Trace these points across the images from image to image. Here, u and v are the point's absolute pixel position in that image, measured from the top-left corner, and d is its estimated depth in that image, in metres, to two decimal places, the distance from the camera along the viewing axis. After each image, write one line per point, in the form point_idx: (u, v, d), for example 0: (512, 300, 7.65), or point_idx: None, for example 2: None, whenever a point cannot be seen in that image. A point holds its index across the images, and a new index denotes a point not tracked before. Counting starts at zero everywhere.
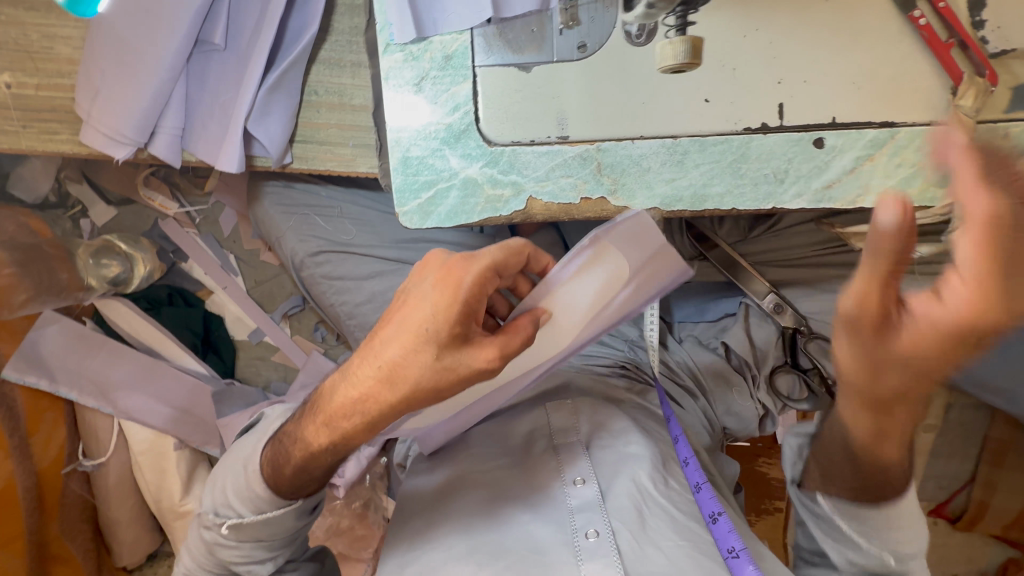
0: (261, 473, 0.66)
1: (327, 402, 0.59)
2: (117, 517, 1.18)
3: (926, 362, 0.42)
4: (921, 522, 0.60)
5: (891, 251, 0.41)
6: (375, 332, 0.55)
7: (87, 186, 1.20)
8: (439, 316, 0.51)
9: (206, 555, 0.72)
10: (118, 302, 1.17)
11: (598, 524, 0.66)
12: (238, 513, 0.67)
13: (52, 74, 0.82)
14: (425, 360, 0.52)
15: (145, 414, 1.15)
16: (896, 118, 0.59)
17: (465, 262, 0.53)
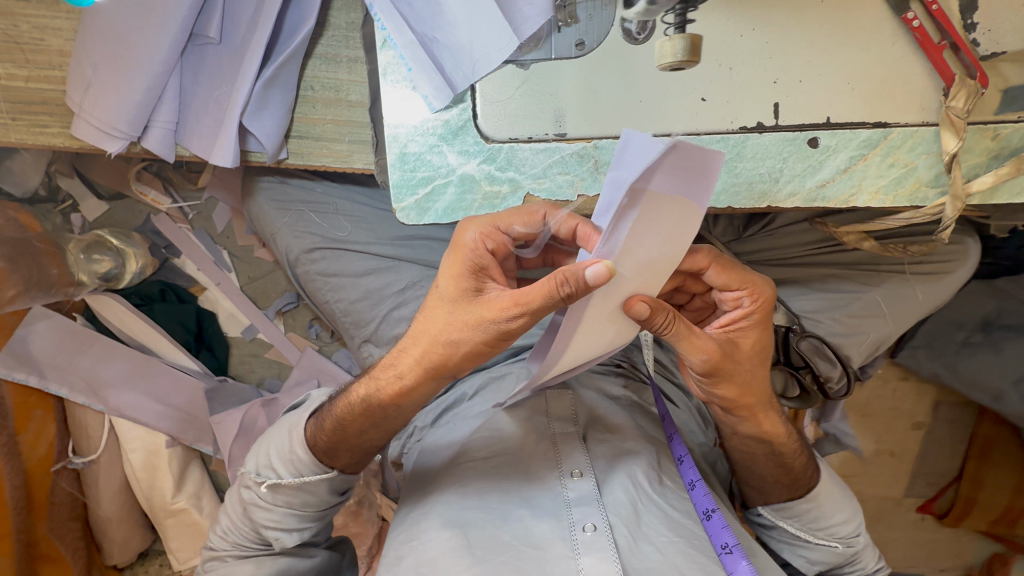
0: (304, 432, 0.68)
1: (381, 365, 0.62)
2: (108, 516, 1.17)
3: (763, 348, 0.65)
4: (846, 507, 0.74)
5: (674, 319, 0.55)
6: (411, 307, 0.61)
7: (78, 181, 1.18)
8: (447, 274, 0.55)
9: (241, 516, 0.73)
10: (111, 300, 1.17)
11: (594, 518, 0.66)
12: (277, 474, 0.69)
13: (43, 66, 0.81)
14: (441, 317, 0.54)
15: (137, 410, 1.15)
16: (889, 119, 0.60)
17: (466, 224, 0.56)
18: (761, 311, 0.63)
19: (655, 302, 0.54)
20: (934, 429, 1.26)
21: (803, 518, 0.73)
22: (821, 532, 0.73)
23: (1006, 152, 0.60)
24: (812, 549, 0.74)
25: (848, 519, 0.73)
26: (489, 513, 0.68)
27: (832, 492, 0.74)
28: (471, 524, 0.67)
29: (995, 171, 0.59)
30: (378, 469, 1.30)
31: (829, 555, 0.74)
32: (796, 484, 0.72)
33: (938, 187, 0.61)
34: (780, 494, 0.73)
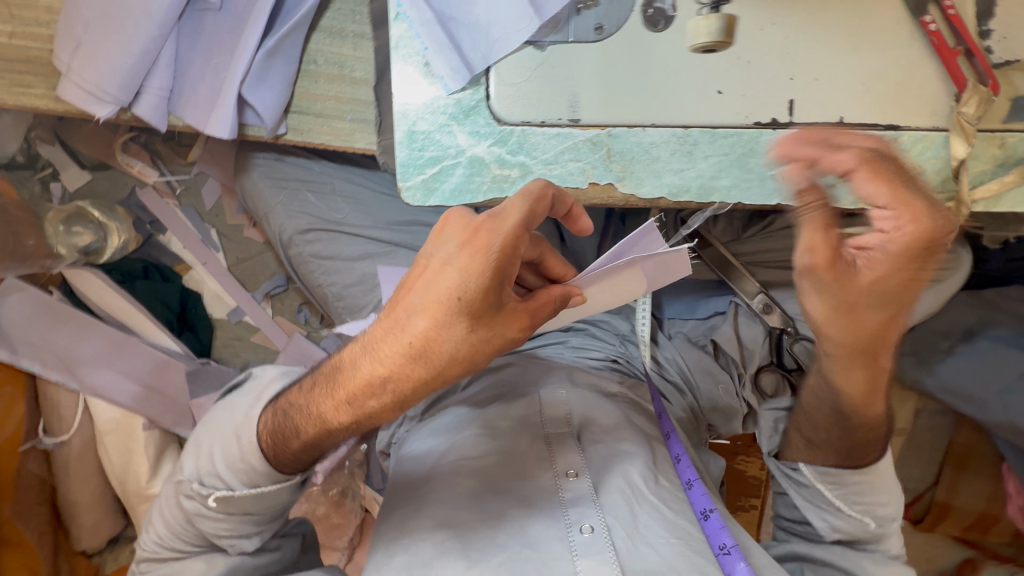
0: (258, 443, 0.65)
1: (347, 378, 0.55)
2: (77, 499, 1.13)
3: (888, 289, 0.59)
4: (894, 490, 0.75)
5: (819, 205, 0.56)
6: (398, 304, 0.52)
7: (60, 148, 1.13)
8: (469, 280, 0.49)
9: (182, 523, 0.70)
10: (89, 273, 1.11)
11: (592, 519, 0.66)
12: (227, 486, 0.67)
13: (28, 22, 0.76)
14: (458, 334, 0.50)
15: (113, 391, 1.10)
16: (902, 122, 0.61)
17: (495, 221, 0.50)
18: (907, 243, 0.55)
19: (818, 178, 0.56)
20: (915, 436, 1.29)
21: (846, 487, 0.75)
22: (859, 506, 0.75)
23: (1010, 162, 0.61)
24: (847, 523, 0.75)
25: (887, 501, 0.75)
26: (484, 514, 0.68)
27: (886, 476, 0.75)
28: (464, 527, 0.67)
29: (1000, 180, 0.60)
30: (363, 459, 1.28)
31: (856, 528, 0.75)
32: (851, 455, 0.74)
33: (946, 194, 0.61)
34: (830, 459, 0.75)
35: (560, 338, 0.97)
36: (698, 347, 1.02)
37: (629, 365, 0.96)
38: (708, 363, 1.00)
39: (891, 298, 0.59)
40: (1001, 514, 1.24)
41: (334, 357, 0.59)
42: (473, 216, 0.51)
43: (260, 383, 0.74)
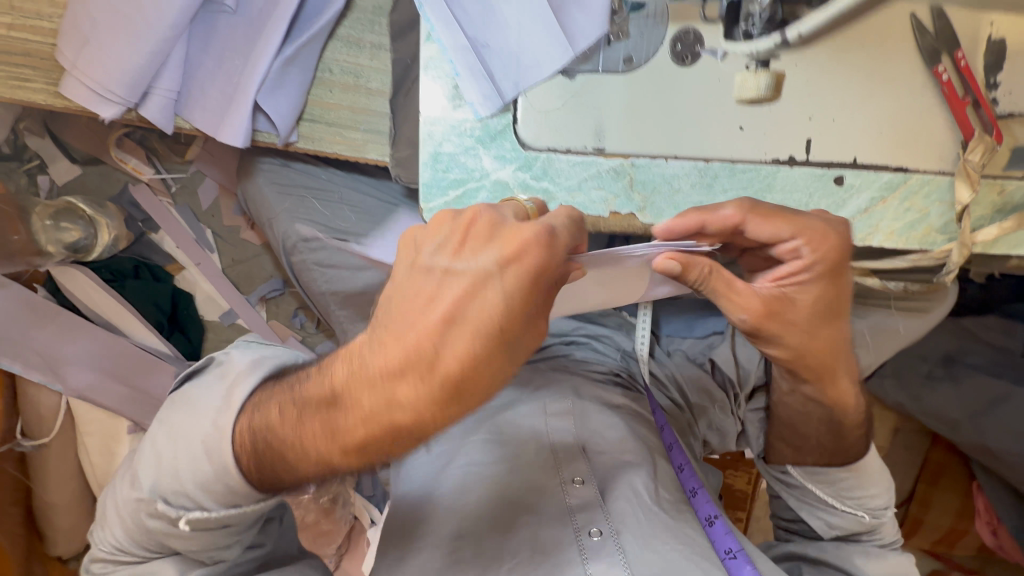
0: (223, 476, 0.54)
1: (350, 422, 0.46)
2: (55, 502, 1.08)
3: (827, 305, 0.61)
4: (886, 480, 0.78)
5: (710, 270, 0.55)
6: (421, 330, 0.44)
7: (49, 141, 1.08)
8: (513, 305, 0.44)
9: (146, 535, 0.61)
10: (77, 271, 1.07)
11: (599, 523, 0.70)
12: (200, 505, 0.56)
13: (29, 14, 0.73)
14: (495, 366, 0.44)
15: (97, 394, 1.07)
16: (910, 165, 0.63)
17: (540, 238, 0.45)
18: (825, 262, 0.59)
19: (684, 256, 0.54)
20: (892, 453, 1.34)
21: (836, 485, 0.77)
22: (851, 501, 0.77)
23: (1009, 208, 0.64)
24: (841, 519, 0.78)
25: (880, 493, 0.77)
26: (495, 522, 0.71)
27: (876, 469, 0.77)
28: (476, 534, 0.70)
29: (999, 225, 0.63)
30: None
31: (853, 523, 0.77)
32: (835, 454, 0.76)
33: (946, 235, 0.65)
34: (812, 459, 0.78)
35: (563, 352, 1.00)
36: (696, 365, 1.04)
37: (630, 380, 0.98)
38: (705, 380, 1.02)
39: (833, 310, 0.62)
40: (969, 530, 1.30)
41: (322, 384, 0.48)
42: (509, 231, 0.46)
43: (225, 371, 0.61)
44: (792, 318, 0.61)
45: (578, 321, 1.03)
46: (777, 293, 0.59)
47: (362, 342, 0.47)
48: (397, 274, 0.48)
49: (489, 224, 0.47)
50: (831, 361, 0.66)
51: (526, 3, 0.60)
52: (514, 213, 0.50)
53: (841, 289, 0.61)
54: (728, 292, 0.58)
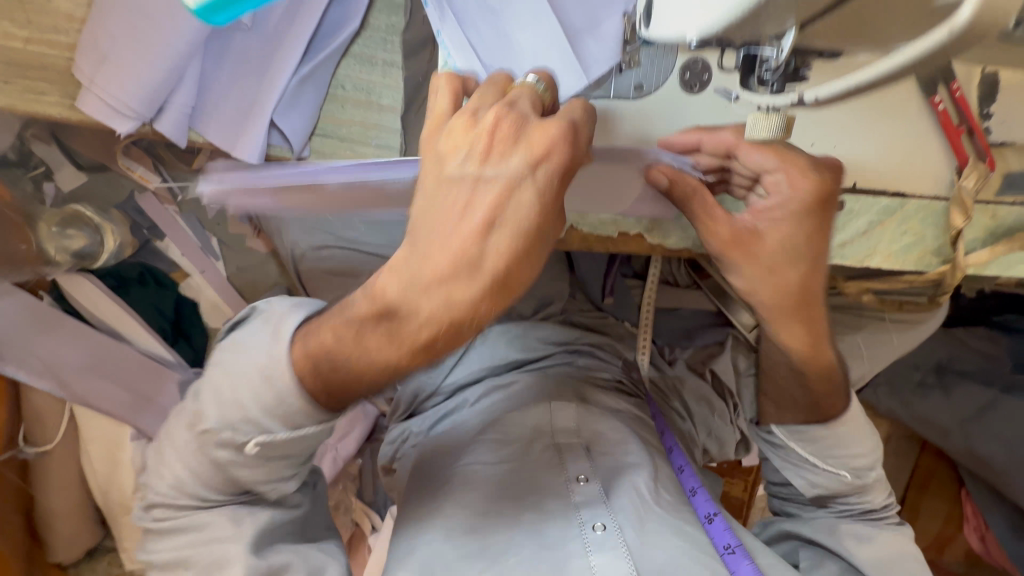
0: (299, 385, 0.58)
1: (412, 324, 0.52)
2: (54, 507, 1.09)
3: (797, 244, 0.63)
4: (869, 438, 0.81)
5: (694, 190, 0.62)
6: (462, 226, 0.50)
7: (56, 148, 1.08)
8: (544, 201, 0.50)
9: (211, 473, 0.64)
10: (84, 279, 1.07)
11: (603, 518, 0.73)
12: (267, 431, 0.60)
13: (46, 29, 0.74)
14: (532, 256, 0.52)
15: (103, 400, 1.07)
16: (906, 190, 0.66)
17: (558, 133, 0.50)
18: (809, 202, 0.61)
19: (676, 171, 0.62)
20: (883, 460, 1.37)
21: (817, 443, 0.80)
22: (832, 459, 0.81)
23: (999, 232, 0.67)
24: (823, 478, 0.81)
25: (863, 451, 0.80)
26: (501, 518, 0.74)
27: (857, 425, 0.80)
28: (483, 526, 0.73)
29: (990, 248, 0.66)
30: (358, 472, 1.30)
31: (834, 481, 0.81)
32: (815, 409, 0.79)
33: (941, 257, 0.68)
34: (799, 416, 0.81)
35: (567, 359, 1.00)
36: (697, 374, 1.07)
37: (634, 387, 1.02)
38: (705, 389, 1.04)
39: (808, 260, 0.64)
40: (955, 535, 1.34)
41: (376, 297, 0.53)
42: (533, 131, 0.50)
43: (269, 317, 0.64)
44: (759, 251, 0.64)
45: (580, 330, 1.05)
46: (746, 227, 0.64)
47: (405, 258, 0.52)
48: (428, 189, 0.52)
49: (513, 125, 0.51)
50: (806, 300, 0.67)
51: (541, 31, 0.62)
52: (531, 105, 0.53)
53: (820, 227, 0.63)
54: (701, 212, 0.63)
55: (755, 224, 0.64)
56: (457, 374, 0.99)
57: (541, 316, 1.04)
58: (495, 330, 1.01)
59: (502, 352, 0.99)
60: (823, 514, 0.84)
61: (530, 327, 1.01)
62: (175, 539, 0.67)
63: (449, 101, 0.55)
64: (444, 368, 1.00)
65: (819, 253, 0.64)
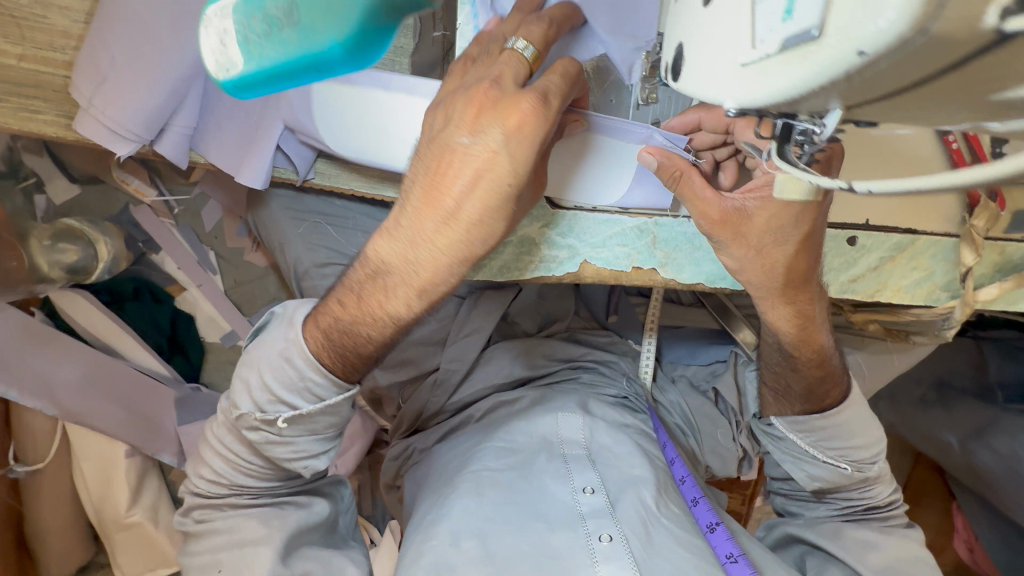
0: (320, 361, 0.60)
1: (405, 275, 0.56)
2: (47, 524, 1.06)
3: (785, 222, 0.58)
4: (872, 428, 0.75)
5: (682, 172, 0.58)
6: (441, 188, 0.53)
7: (48, 159, 1.06)
8: (521, 165, 0.52)
9: (249, 456, 0.68)
10: (78, 295, 1.06)
11: (610, 528, 0.70)
12: (292, 407, 0.62)
13: (42, 46, 0.71)
14: (505, 214, 0.54)
15: (98, 417, 1.02)
16: (919, 227, 0.66)
17: (533, 105, 0.50)
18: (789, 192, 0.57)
19: (667, 151, 0.59)
20: None
21: (816, 434, 0.75)
22: (831, 451, 0.75)
23: (1009, 267, 0.67)
24: (823, 471, 0.76)
25: (869, 442, 0.74)
26: (510, 525, 0.71)
27: (859, 418, 0.74)
28: (490, 534, 0.70)
29: (999, 284, 0.66)
30: (357, 486, 1.29)
31: (835, 475, 0.75)
32: (813, 399, 0.74)
33: (950, 292, 0.68)
34: (798, 407, 0.75)
35: (571, 375, 1.00)
36: (700, 393, 1.06)
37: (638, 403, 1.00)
38: (709, 408, 1.04)
39: (797, 234, 0.59)
40: (946, 547, 1.33)
41: (370, 260, 0.58)
42: (509, 100, 0.50)
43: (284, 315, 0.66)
44: (749, 233, 0.60)
45: (585, 347, 1.04)
46: (732, 205, 0.59)
47: (398, 222, 0.56)
48: (421, 151, 0.55)
49: (492, 94, 0.51)
50: (801, 279, 0.63)
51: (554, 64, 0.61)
52: (515, 80, 0.51)
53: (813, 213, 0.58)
54: (690, 194, 0.59)
55: (742, 207, 0.59)
56: (461, 393, 0.98)
57: (546, 332, 1.05)
58: (498, 348, 1.00)
59: (506, 370, 0.98)
60: (824, 511, 0.79)
61: (534, 344, 1.01)
62: (212, 539, 0.68)
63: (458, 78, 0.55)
64: (449, 387, 0.99)
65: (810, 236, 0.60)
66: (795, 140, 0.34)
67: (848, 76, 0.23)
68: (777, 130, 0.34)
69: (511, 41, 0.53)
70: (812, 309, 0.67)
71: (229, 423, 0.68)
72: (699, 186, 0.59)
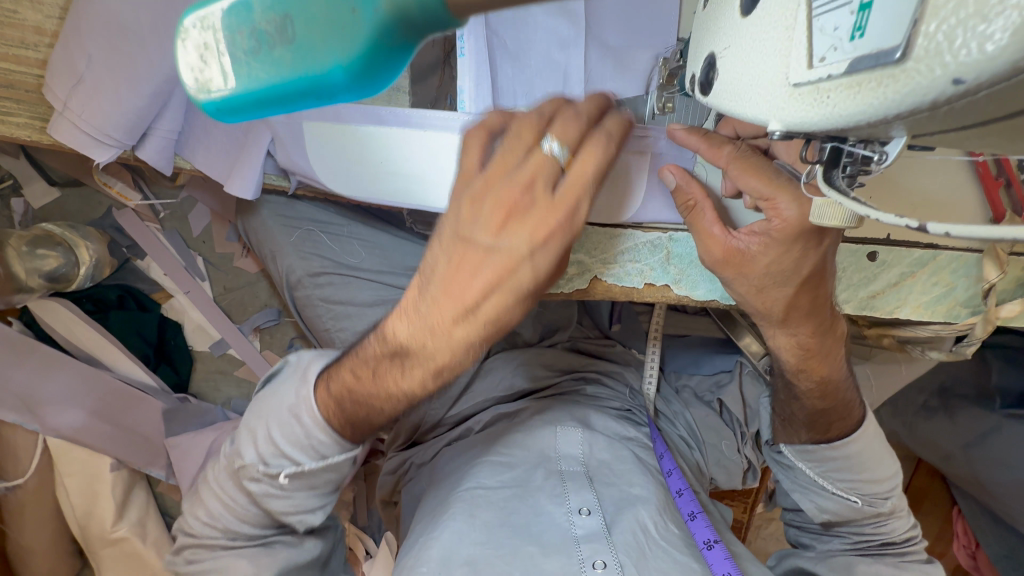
0: (331, 427, 0.59)
1: (420, 360, 0.54)
2: (28, 546, 0.99)
3: (788, 266, 0.54)
4: (889, 459, 0.72)
5: (696, 202, 0.55)
6: (461, 284, 0.50)
7: (25, 162, 1.02)
8: (542, 275, 0.50)
9: (247, 508, 0.64)
10: (57, 303, 1.02)
11: (605, 555, 0.66)
12: (295, 462, 0.60)
13: (13, 43, 0.66)
14: (524, 309, 0.53)
15: (79, 433, 0.98)
16: (941, 242, 0.62)
17: (566, 217, 0.48)
18: None
19: (687, 180, 0.56)
20: None
21: (825, 465, 0.72)
22: (840, 483, 0.73)
23: None
24: (831, 503, 0.73)
25: (885, 477, 0.72)
26: (501, 548, 0.66)
27: (874, 451, 0.71)
28: (482, 563, 0.64)
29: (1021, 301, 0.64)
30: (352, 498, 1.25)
31: (844, 508, 0.73)
32: (826, 429, 0.71)
33: (971, 308, 0.66)
34: (804, 435, 0.73)
35: (575, 386, 0.96)
36: (704, 403, 1.03)
37: (641, 413, 0.96)
38: (713, 419, 1.01)
39: (797, 276, 0.54)
40: (946, 552, 1.26)
41: (387, 340, 0.56)
42: (541, 213, 0.47)
43: (297, 366, 0.65)
44: (755, 271, 0.55)
45: (587, 357, 1.02)
46: (736, 243, 0.54)
47: (414, 303, 0.54)
48: (440, 240, 0.51)
49: (523, 203, 0.48)
50: (820, 301, 0.59)
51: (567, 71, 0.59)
52: (546, 180, 0.47)
53: (826, 257, 0.54)
54: (696, 231, 0.55)
55: (745, 246, 0.54)
56: (461, 406, 0.96)
57: (547, 342, 1.01)
58: (498, 359, 0.97)
59: (507, 382, 0.95)
60: (836, 545, 0.75)
61: (536, 354, 0.98)
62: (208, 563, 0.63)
63: (476, 151, 0.51)
64: (449, 400, 0.97)
65: (817, 276, 0.55)
66: (843, 165, 0.31)
67: (933, 106, 0.21)
68: (824, 154, 0.31)
69: (544, 140, 0.47)
70: (821, 334, 0.63)
71: (230, 468, 0.65)
72: (708, 228, 0.54)
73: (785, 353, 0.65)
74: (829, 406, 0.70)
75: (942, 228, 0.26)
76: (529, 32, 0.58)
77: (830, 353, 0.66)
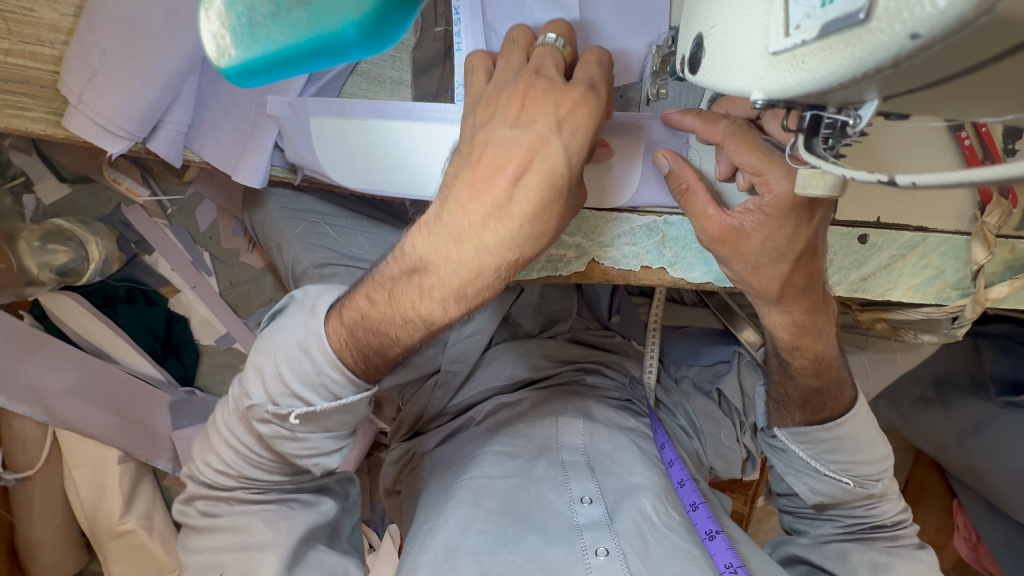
0: (341, 360, 0.57)
1: (446, 273, 0.53)
2: (36, 538, 1.01)
3: (780, 244, 0.55)
4: (881, 443, 0.74)
5: (688, 185, 0.57)
6: (488, 176, 0.51)
7: (38, 160, 1.05)
8: (573, 153, 0.51)
9: (259, 450, 0.64)
10: (68, 298, 1.04)
11: (607, 542, 0.67)
12: (308, 402, 0.58)
13: (30, 40, 0.68)
14: (558, 205, 0.52)
15: (88, 424, 0.99)
16: (930, 225, 0.64)
17: (586, 92, 0.51)
18: None
19: (681, 163, 0.58)
20: None
21: (817, 446, 0.74)
22: (831, 464, 0.74)
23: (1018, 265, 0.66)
24: (823, 484, 0.74)
25: (876, 461, 0.73)
26: (503, 538, 0.67)
27: (866, 434, 0.73)
28: (484, 551, 0.65)
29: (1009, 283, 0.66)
30: None
31: (837, 490, 0.74)
32: (820, 411, 0.72)
33: (961, 291, 0.68)
34: (799, 417, 0.74)
35: (575, 376, 0.97)
36: (703, 393, 1.04)
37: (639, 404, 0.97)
38: (712, 408, 1.02)
39: (792, 251, 0.56)
40: (946, 545, 1.26)
41: (406, 257, 0.55)
42: (558, 89, 0.51)
43: (303, 304, 0.63)
44: (747, 251, 0.56)
45: (587, 348, 1.03)
46: (732, 221, 0.56)
47: (434, 220, 0.54)
48: (463, 146, 0.54)
49: (537, 83, 0.51)
50: (810, 282, 0.61)
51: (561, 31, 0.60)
52: (555, 67, 0.53)
53: (814, 240, 0.56)
54: (691, 213, 0.57)
55: (740, 226, 0.56)
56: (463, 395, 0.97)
57: (549, 333, 1.02)
58: (499, 350, 0.98)
59: (509, 371, 0.96)
60: (828, 529, 0.76)
61: (537, 344, 0.99)
62: (216, 543, 0.65)
63: (481, 74, 0.56)
64: (450, 389, 0.97)
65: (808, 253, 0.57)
66: (823, 134, 0.32)
67: (896, 62, 0.23)
68: (804, 123, 0.32)
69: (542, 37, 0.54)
70: (811, 317, 0.65)
71: (240, 412, 0.64)
72: (701, 208, 0.56)
73: (780, 332, 0.67)
74: (823, 386, 0.71)
75: (911, 180, 0.28)
76: (526, 11, 0.60)
77: (824, 332, 0.68)
